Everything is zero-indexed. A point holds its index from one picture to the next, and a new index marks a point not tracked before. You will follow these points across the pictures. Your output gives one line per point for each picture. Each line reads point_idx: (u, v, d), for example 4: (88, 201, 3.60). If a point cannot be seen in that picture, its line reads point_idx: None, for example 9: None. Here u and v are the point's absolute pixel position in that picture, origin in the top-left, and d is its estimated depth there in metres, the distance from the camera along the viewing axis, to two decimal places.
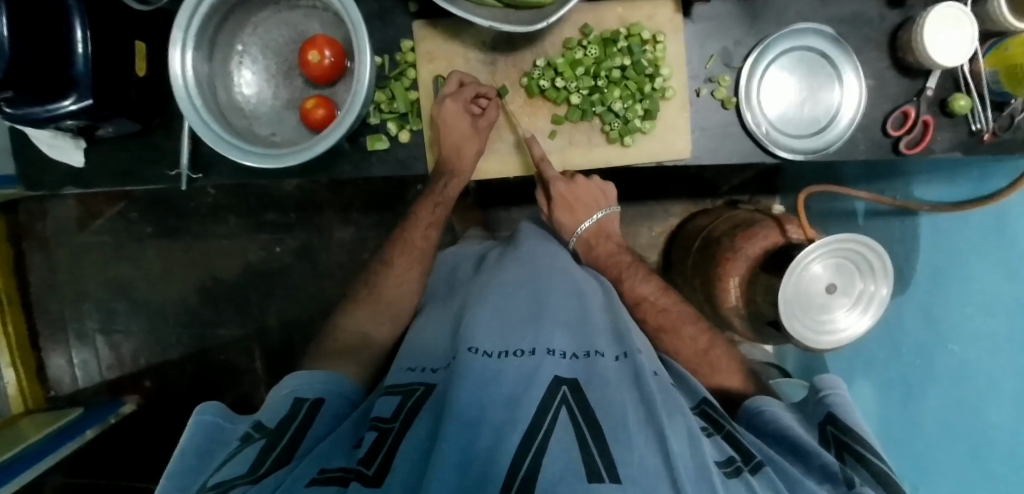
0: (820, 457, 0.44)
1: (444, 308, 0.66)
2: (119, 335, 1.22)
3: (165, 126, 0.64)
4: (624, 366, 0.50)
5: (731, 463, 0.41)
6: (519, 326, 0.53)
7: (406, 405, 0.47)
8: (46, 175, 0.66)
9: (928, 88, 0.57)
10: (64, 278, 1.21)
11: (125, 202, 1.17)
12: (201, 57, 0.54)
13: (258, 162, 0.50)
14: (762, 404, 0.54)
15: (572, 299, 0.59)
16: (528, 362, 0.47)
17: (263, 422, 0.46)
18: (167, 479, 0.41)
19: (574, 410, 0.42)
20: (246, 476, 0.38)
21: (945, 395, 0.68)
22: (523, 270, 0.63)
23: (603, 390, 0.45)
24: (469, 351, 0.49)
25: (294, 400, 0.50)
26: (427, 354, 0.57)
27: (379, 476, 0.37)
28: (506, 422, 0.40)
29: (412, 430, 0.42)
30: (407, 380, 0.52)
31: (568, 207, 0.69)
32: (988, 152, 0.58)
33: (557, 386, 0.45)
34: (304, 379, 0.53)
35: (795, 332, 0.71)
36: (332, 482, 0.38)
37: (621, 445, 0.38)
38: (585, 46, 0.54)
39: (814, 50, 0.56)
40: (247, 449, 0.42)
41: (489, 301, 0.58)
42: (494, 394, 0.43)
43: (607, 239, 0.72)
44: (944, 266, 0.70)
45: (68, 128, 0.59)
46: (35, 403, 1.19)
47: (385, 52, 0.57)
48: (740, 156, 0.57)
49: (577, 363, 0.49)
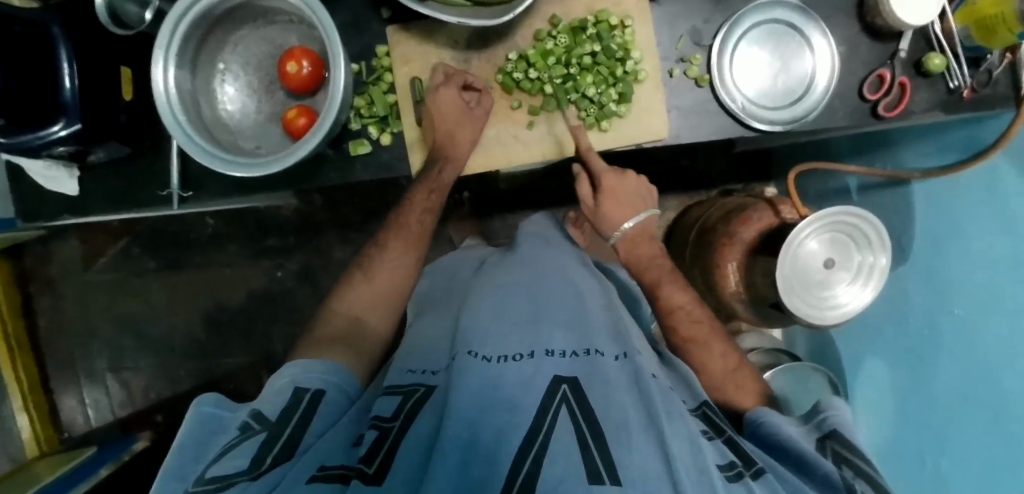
0: (822, 466, 0.41)
1: (443, 310, 0.66)
2: (129, 372, 1.23)
3: (154, 149, 0.66)
4: (624, 366, 0.48)
5: (733, 468, 0.39)
6: (519, 330, 0.52)
7: (405, 405, 0.46)
8: (43, 206, 0.67)
9: (902, 50, 0.57)
10: (72, 318, 1.22)
11: (128, 238, 1.20)
12: (184, 75, 0.55)
13: (241, 170, 0.52)
14: (760, 415, 0.50)
15: (571, 297, 0.58)
16: (527, 365, 0.46)
17: (265, 414, 0.45)
18: (164, 474, 0.41)
19: (575, 408, 0.41)
20: (247, 473, 0.38)
21: (954, 369, 0.66)
22: (521, 273, 0.63)
23: (604, 389, 0.43)
24: (468, 354, 0.48)
25: (295, 390, 0.49)
26: (428, 355, 0.57)
27: (380, 475, 0.37)
28: (506, 427, 0.39)
29: (414, 428, 0.42)
30: (407, 381, 0.52)
31: (613, 202, 0.65)
32: (969, 110, 0.58)
33: (557, 385, 0.44)
34: (304, 369, 0.52)
35: (795, 308, 0.69)
36: (331, 479, 0.37)
37: (621, 445, 0.37)
38: (555, 36, 0.55)
39: (782, 22, 0.57)
40: (247, 443, 0.41)
41: (488, 303, 0.57)
42: (493, 399, 0.42)
43: (650, 240, 0.68)
44: (942, 231, 0.69)
45: (60, 156, 0.61)
46: (49, 447, 1.19)
47: (361, 59, 0.59)
48: (719, 132, 0.57)
49: (578, 360, 0.48)
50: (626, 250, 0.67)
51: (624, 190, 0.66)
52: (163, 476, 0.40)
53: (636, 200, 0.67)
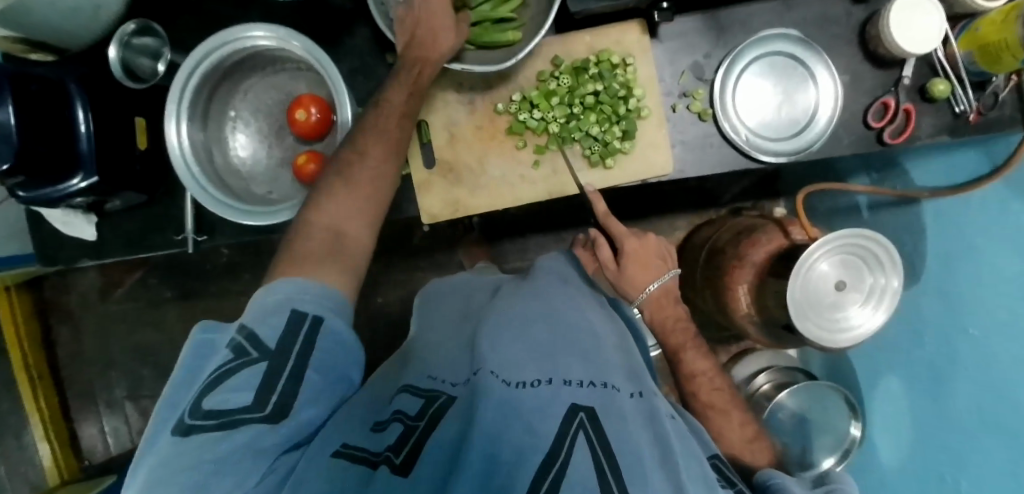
0: None
1: (460, 324, 0.64)
2: (147, 400, 1.24)
3: (168, 194, 0.67)
4: (639, 404, 0.46)
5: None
6: (536, 357, 0.49)
7: (427, 410, 0.43)
8: (62, 251, 0.69)
9: (905, 76, 0.57)
10: (91, 349, 1.24)
11: (145, 269, 1.22)
12: (195, 127, 0.57)
13: (256, 219, 0.54)
14: (771, 476, 0.48)
15: (588, 331, 0.56)
16: (546, 390, 0.43)
17: (259, 335, 0.39)
18: (163, 399, 0.38)
19: (592, 436, 0.37)
20: (257, 413, 0.36)
21: (974, 386, 0.65)
22: (537, 302, 0.61)
23: (621, 423, 0.41)
24: (491, 375, 0.45)
25: (290, 312, 0.42)
26: (445, 365, 0.54)
27: (407, 465, 0.36)
28: (527, 447, 0.36)
29: (434, 438, 0.39)
30: (429, 387, 0.49)
31: (637, 263, 0.68)
32: (976, 133, 0.58)
33: (573, 413, 0.40)
34: (299, 287, 0.43)
35: (807, 332, 0.69)
36: (360, 462, 0.36)
37: (638, 481, 0.35)
38: (558, 76, 0.56)
39: (784, 53, 0.58)
40: (247, 371, 0.37)
41: (505, 327, 0.55)
42: (511, 420, 0.39)
43: (674, 300, 0.70)
44: (954, 251, 0.69)
45: (78, 204, 0.62)
46: (70, 475, 1.20)
47: (368, 104, 0.60)
48: (724, 164, 0.58)
49: (596, 391, 0.44)
50: (650, 310, 0.70)
51: (647, 253, 0.69)
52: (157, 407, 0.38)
53: (659, 262, 0.69)
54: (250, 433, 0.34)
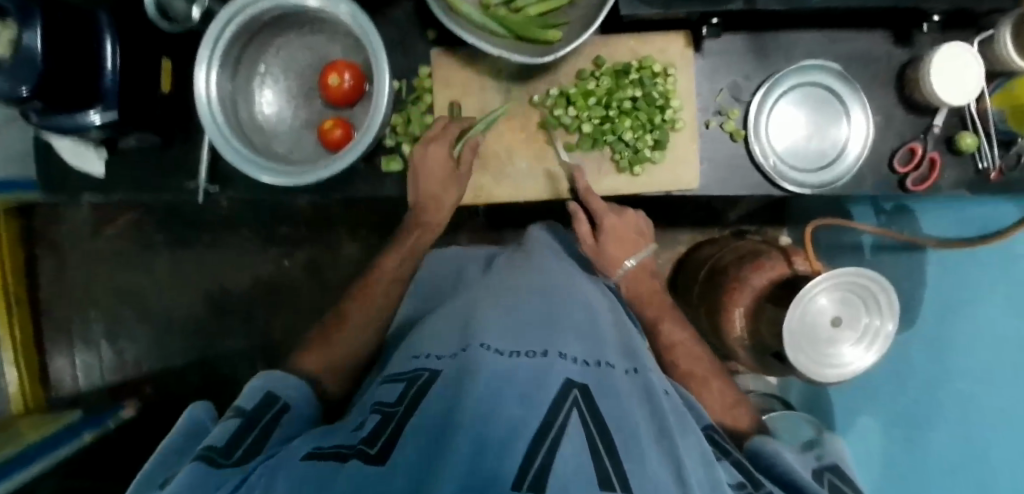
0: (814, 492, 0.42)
1: (449, 306, 0.62)
2: (124, 341, 1.22)
3: (185, 140, 0.66)
4: (634, 382, 0.47)
5: (744, 488, 0.40)
6: (530, 330, 0.49)
7: (409, 392, 0.43)
8: (66, 181, 0.67)
9: (936, 125, 0.58)
10: (74, 282, 1.22)
11: (140, 211, 1.20)
12: (225, 77, 0.56)
13: (272, 176, 0.53)
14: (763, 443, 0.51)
15: (584, 310, 0.56)
16: (542, 363, 0.43)
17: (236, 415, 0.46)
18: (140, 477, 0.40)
19: (586, 415, 0.37)
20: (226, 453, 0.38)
21: (950, 432, 0.72)
22: (532, 278, 0.60)
23: (614, 400, 0.41)
24: (482, 347, 0.45)
25: (267, 394, 0.49)
26: (439, 339, 0.53)
27: (383, 455, 0.33)
28: (518, 419, 0.35)
29: (421, 411, 0.38)
30: (413, 367, 0.49)
31: (616, 239, 0.62)
32: (994, 191, 0.59)
33: (568, 389, 0.40)
34: (275, 380, 0.52)
35: (799, 365, 0.70)
36: (327, 458, 0.34)
37: (634, 456, 0.35)
38: (597, 77, 0.56)
39: (823, 86, 0.58)
40: (224, 426, 0.43)
41: (500, 305, 0.54)
42: (507, 390, 0.38)
43: (650, 277, 0.67)
44: (951, 302, 0.73)
45: (92, 138, 0.61)
46: (34, 404, 1.18)
47: (403, 77, 0.60)
48: (748, 187, 0.58)
49: (589, 370, 0.45)
50: (630, 286, 0.66)
51: (625, 227, 0.64)
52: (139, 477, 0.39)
53: (637, 237, 0.65)
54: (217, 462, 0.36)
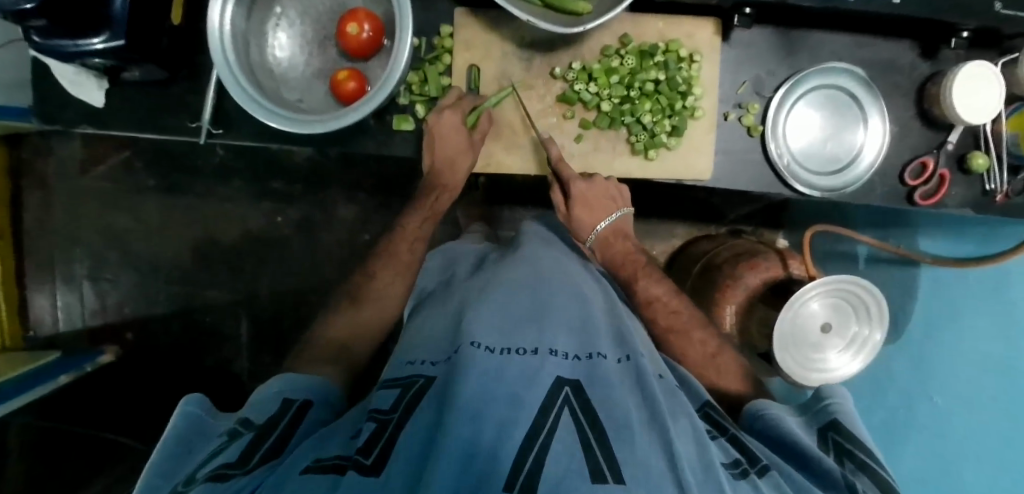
0: (822, 462, 0.42)
1: (443, 305, 0.61)
2: (107, 284, 1.20)
3: (190, 79, 0.64)
4: (626, 369, 0.47)
5: (738, 466, 0.39)
6: (521, 325, 0.49)
7: (405, 397, 0.43)
8: (61, 110, 0.64)
9: (950, 142, 0.58)
10: (59, 219, 1.19)
11: (132, 151, 1.16)
12: (241, 13, 0.54)
13: (283, 124, 0.51)
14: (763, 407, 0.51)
15: (575, 301, 0.56)
16: (531, 361, 0.43)
17: (251, 419, 0.44)
18: (147, 474, 0.38)
19: (578, 411, 0.38)
20: (238, 466, 0.37)
21: (926, 444, 0.76)
22: (526, 271, 0.60)
23: (606, 391, 0.41)
24: (472, 346, 0.44)
25: (283, 400, 0.47)
26: (430, 346, 0.53)
27: (378, 465, 0.34)
28: (507, 422, 0.36)
29: (413, 420, 0.39)
30: (408, 372, 0.48)
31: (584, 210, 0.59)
32: (998, 213, 0.60)
33: (558, 386, 0.41)
34: (292, 381, 0.50)
35: (786, 366, 0.71)
36: (328, 471, 0.35)
37: (625, 444, 0.35)
38: (622, 55, 0.55)
39: (844, 90, 0.58)
40: (235, 443, 0.40)
41: (491, 301, 0.53)
42: (498, 391, 0.39)
43: (623, 238, 0.69)
44: (933, 317, 0.77)
45: (94, 66, 0.58)
46: (11, 342, 1.15)
47: (422, 34, 0.58)
48: (760, 184, 0.58)
49: (580, 364, 0.45)
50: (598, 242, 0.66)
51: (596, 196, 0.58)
52: (146, 475, 0.38)
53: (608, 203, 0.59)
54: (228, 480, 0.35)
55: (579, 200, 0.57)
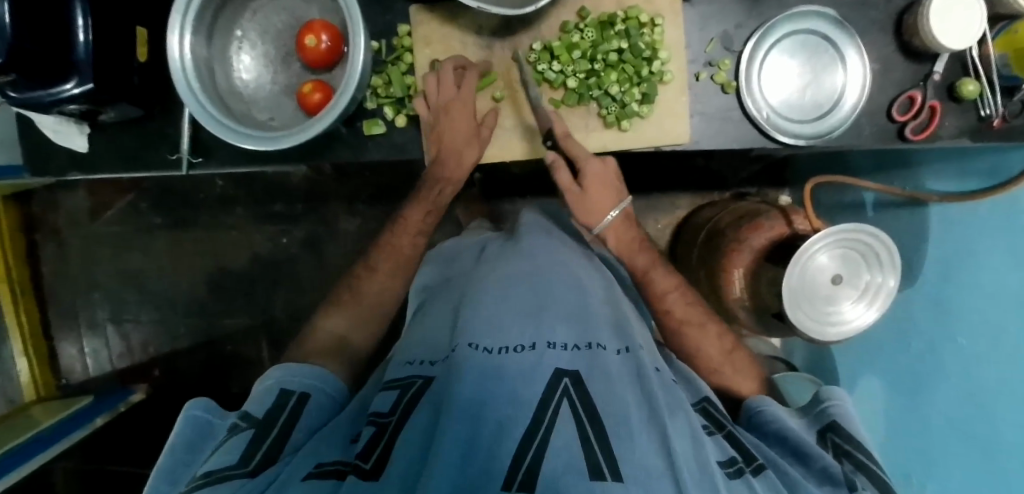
0: (820, 460, 0.43)
1: (445, 300, 0.60)
2: (129, 324, 1.23)
3: (166, 112, 0.65)
4: (625, 362, 0.45)
5: (733, 464, 0.39)
6: (518, 319, 0.48)
7: (403, 399, 0.43)
8: (51, 160, 0.66)
9: (935, 72, 0.56)
10: (75, 267, 1.22)
11: (135, 193, 1.19)
12: (199, 42, 0.54)
13: (249, 142, 0.51)
14: (764, 402, 0.51)
15: (572, 290, 0.54)
16: (529, 356, 0.42)
17: (249, 412, 0.45)
18: (156, 473, 0.41)
19: (576, 403, 0.38)
20: (240, 468, 0.38)
21: (951, 396, 0.69)
22: (522, 263, 0.57)
23: (606, 383, 0.40)
24: (469, 346, 0.44)
25: (280, 391, 0.48)
26: (432, 344, 0.52)
27: (377, 469, 0.35)
28: (507, 420, 0.35)
29: (411, 421, 0.39)
30: (406, 373, 0.48)
31: (601, 188, 0.58)
32: (1000, 139, 0.57)
33: (558, 378, 0.40)
34: (289, 371, 0.51)
35: (799, 323, 0.69)
36: (328, 475, 0.36)
37: (623, 441, 0.35)
38: (582, 29, 0.55)
39: (817, 33, 0.56)
40: (234, 440, 0.42)
41: (486, 294, 0.52)
42: (496, 391, 0.38)
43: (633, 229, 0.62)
44: (954, 254, 0.70)
45: (71, 113, 0.59)
46: (46, 391, 1.20)
47: (381, 37, 0.59)
48: (741, 140, 0.57)
49: (579, 354, 0.43)
50: (614, 238, 0.61)
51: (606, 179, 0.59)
52: (155, 478, 0.41)
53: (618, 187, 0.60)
54: (232, 486, 0.36)
55: (593, 179, 0.57)
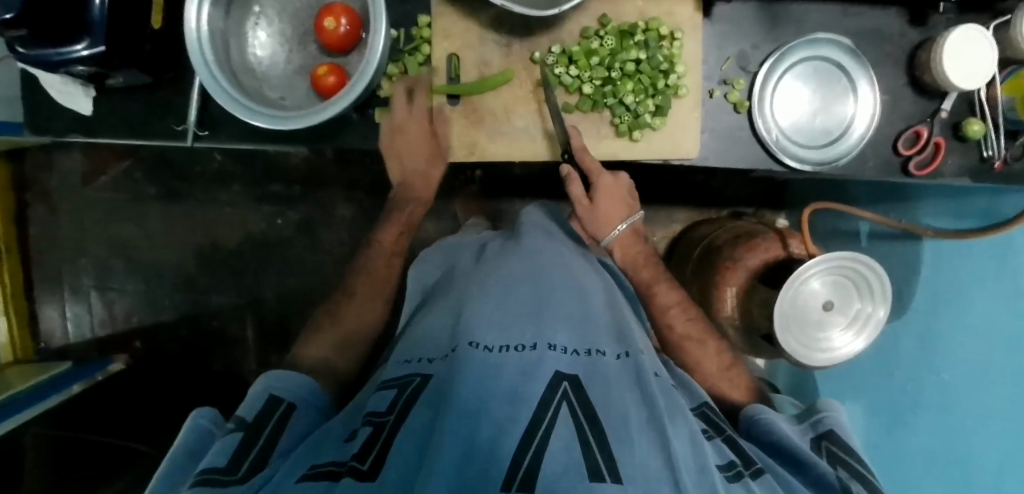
0: (819, 467, 0.43)
1: (444, 300, 0.60)
2: (113, 293, 1.21)
3: (175, 82, 0.65)
4: (625, 367, 0.46)
5: (732, 467, 0.40)
6: (518, 320, 0.48)
7: (402, 398, 0.43)
8: (53, 120, 0.65)
9: (943, 109, 0.57)
10: (64, 231, 1.20)
11: (131, 161, 1.17)
12: (218, 14, 0.54)
13: (261, 121, 0.50)
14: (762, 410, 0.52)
15: (573, 293, 0.54)
16: (530, 355, 0.42)
17: (241, 417, 0.45)
18: (151, 491, 0.39)
19: (576, 407, 0.38)
20: (232, 475, 0.37)
21: (929, 424, 0.71)
22: (522, 264, 0.58)
23: (605, 389, 0.41)
24: (470, 346, 0.44)
25: (269, 399, 0.48)
26: (431, 340, 0.52)
27: (375, 470, 0.34)
28: (506, 421, 0.35)
29: (410, 419, 0.39)
30: (405, 372, 0.48)
31: (609, 202, 0.63)
32: (999, 181, 0.58)
33: (558, 381, 0.40)
34: (279, 380, 0.51)
35: (788, 346, 0.69)
36: (323, 478, 0.35)
37: (623, 445, 0.35)
38: (602, 36, 0.55)
39: (831, 61, 0.57)
40: (223, 441, 0.41)
41: (487, 294, 0.52)
42: (495, 390, 0.38)
43: (638, 240, 0.67)
44: (945, 287, 0.71)
45: (79, 74, 0.58)
46: (23, 354, 1.17)
47: (400, 26, 0.59)
48: (749, 160, 0.58)
49: (579, 359, 0.44)
50: (619, 249, 0.66)
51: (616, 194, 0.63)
52: (152, 489, 0.39)
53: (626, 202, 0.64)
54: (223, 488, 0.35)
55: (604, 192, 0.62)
